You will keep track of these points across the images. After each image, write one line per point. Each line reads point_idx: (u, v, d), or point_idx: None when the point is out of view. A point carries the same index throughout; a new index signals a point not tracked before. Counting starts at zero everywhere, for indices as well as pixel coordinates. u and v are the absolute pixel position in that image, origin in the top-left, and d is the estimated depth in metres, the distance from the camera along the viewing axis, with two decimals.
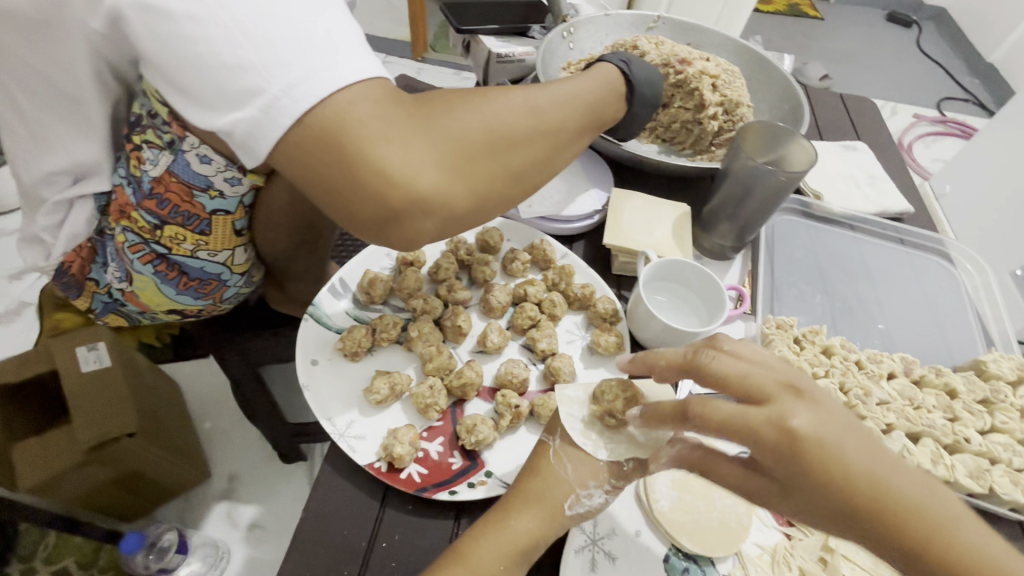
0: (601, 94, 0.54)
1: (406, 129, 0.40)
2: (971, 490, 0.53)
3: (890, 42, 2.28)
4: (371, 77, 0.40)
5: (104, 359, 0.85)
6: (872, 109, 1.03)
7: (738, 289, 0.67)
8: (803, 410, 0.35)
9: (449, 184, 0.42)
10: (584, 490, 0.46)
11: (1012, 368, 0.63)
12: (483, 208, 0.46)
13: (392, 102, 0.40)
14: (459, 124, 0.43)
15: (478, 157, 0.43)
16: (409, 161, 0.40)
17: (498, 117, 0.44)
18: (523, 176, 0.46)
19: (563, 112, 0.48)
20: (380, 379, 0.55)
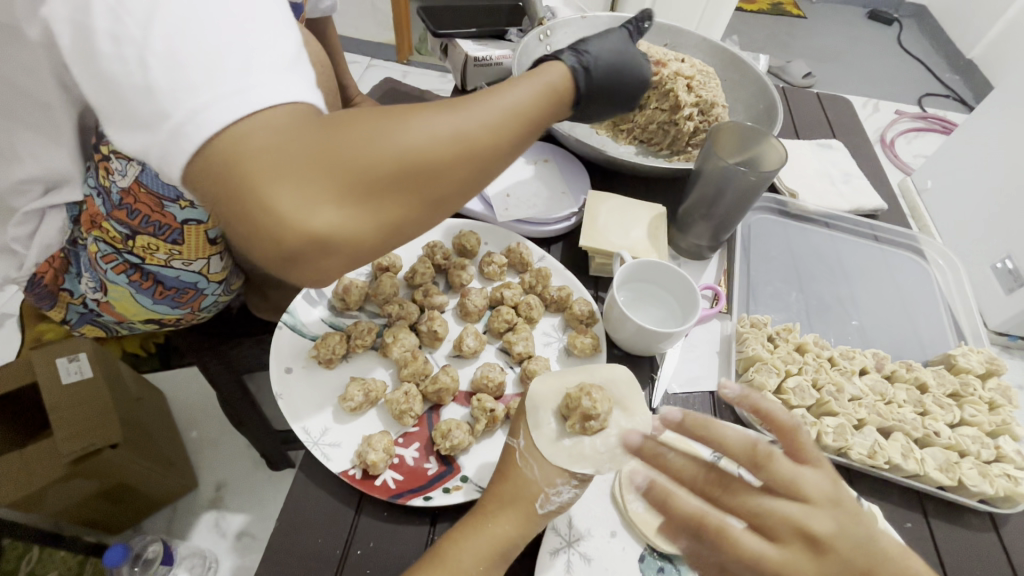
0: (548, 98, 0.48)
1: (307, 162, 0.36)
2: (941, 483, 0.54)
3: (872, 40, 2.31)
4: (281, 101, 0.36)
5: (86, 370, 0.84)
6: (847, 108, 1.04)
7: (713, 289, 0.69)
8: (826, 518, 0.36)
9: (351, 222, 0.38)
10: (552, 488, 0.45)
11: (982, 361, 0.64)
12: (396, 239, 0.42)
13: (296, 128, 0.36)
14: (370, 151, 0.38)
15: (389, 189, 0.39)
16: (306, 198, 0.36)
17: (419, 138, 0.40)
18: (442, 202, 0.42)
19: (496, 129, 0.43)
20: (355, 385, 0.55)
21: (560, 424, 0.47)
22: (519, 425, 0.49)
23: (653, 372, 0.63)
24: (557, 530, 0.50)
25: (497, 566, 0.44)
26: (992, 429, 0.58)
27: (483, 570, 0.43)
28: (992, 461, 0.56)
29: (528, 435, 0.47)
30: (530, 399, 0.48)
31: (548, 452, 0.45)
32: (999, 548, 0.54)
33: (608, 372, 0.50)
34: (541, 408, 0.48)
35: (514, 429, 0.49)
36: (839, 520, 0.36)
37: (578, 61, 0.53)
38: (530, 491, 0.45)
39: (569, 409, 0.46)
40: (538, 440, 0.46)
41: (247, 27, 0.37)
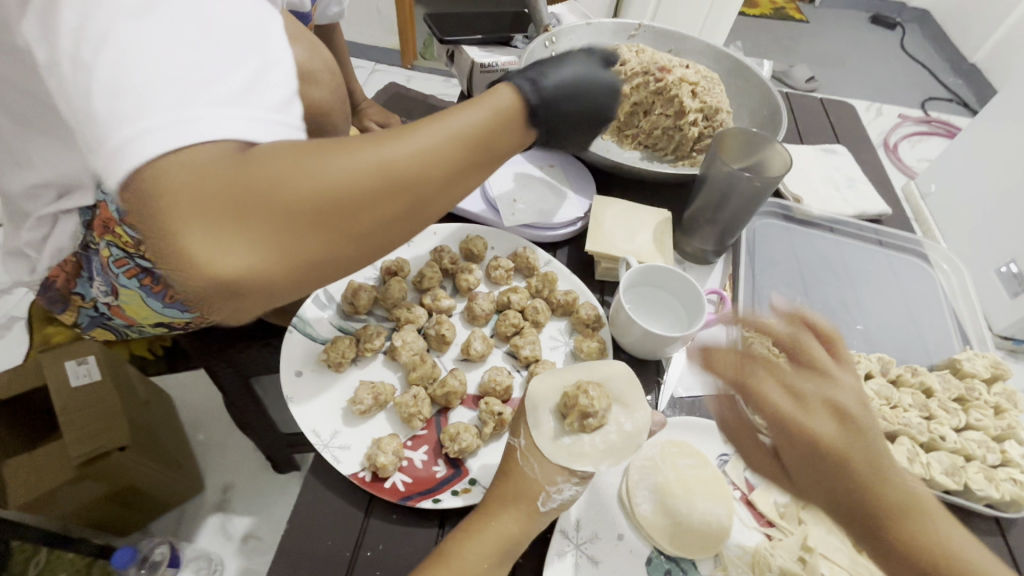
0: (507, 119, 0.43)
1: (218, 201, 0.31)
2: (947, 488, 0.54)
3: (875, 44, 2.32)
4: (208, 134, 0.32)
5: (94, 373, 0.85)
6: (851, 113, 1.04)
7: (718, 293, 0.70)
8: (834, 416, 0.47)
9: (260, 267, 0.33)
10: (553, 487, 0.46)
11: (987, 366, 0.64)
12: (326, 279, 0.38)
13: (214, 161, 0.32)
14: (292, 188, 0.33)
15: (312, 230, 0.34)
16: (214, 241, 0.32)
17: (346, 171, 0.35)
18: (378, 240, 0.38)
19: (437, 159, 0.38)
20: (364, 389, 0.56)
21: (559, 422, 0.47)
22: (520, 424, 0.49)
23: (658, 375, 0.64)
24: (564, 532, 0.50)
25: (501, 564, 0.44)
26: (998, 433, 0.58)
27: (487, 569, 0.43)
28: (998, 466, 0.57)
29: (528, 434, 0.47)
30: (529, 397, 0.49)
31: (547, 449, 0.46)
32: (1006, 553, 0.54)
33: (608, 369, 0.50)
34: (541, 407, 0.48)
35: (515, 428, 0.49)
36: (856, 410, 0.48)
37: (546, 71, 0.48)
38: (531, 491, 0.46)
39: (567, 408, 0.47)
40: (538, 439, 0.46)
41: (206, 52, 0.33)
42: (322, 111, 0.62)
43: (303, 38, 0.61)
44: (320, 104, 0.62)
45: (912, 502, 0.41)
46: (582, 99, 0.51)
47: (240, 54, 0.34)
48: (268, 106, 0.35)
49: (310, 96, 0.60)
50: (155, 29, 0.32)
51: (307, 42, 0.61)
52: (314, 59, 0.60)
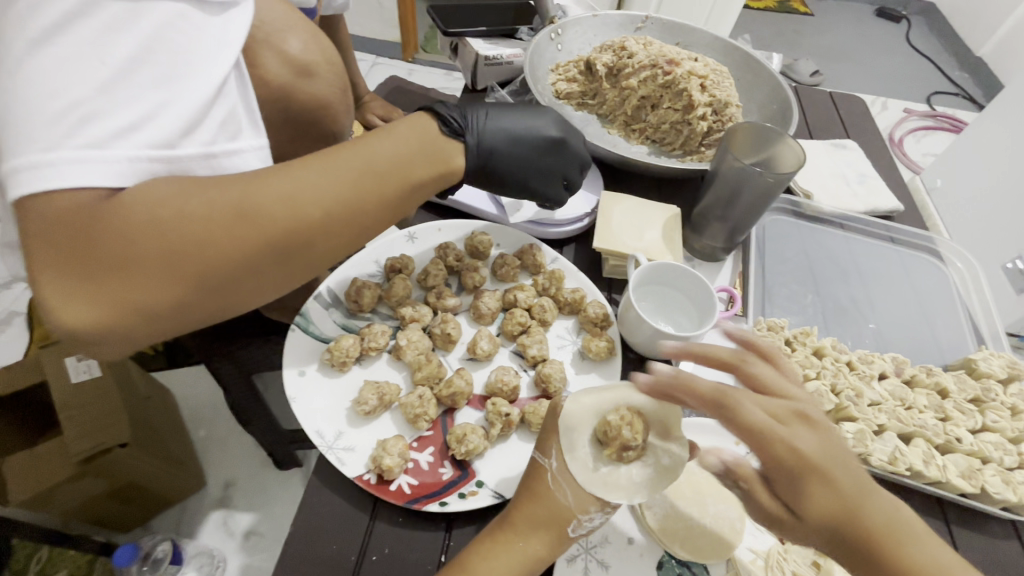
0: (405, 161, 0.46)
1: (75, 252, 0.33)
2: (964, 490, 0.53)
3: (881, 37, 2.29)
4: (75, 183, 0.33)
5: (95, 370, 0.84)
6: (861, 107, 1.03)
7: (728, 291, 0.68)
8: (807, 435, 0.38)
9: (112, 318, 0.34)
10: (585, 515, 0.44)
11: (1004, 366, 0.63)
12: (191, 321, 0.39)
13: (74, 207, 0.33)
14: (139, 238, 0.34)
15: (167, 281, 0.35)
16: (65, 289, 0.34)
17: (213, 221, 0.36)
18: (239, 279, 0.38)
19: (316, 205, 0.40)
20: (369, 389, 0.55)
21: (596, 448, 0.45)
22: (551, 446, 0.46)
23: None
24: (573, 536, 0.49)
25: None
26: (1015, 435, 0.57)
27: None
28: (1015, 468, 0.56)
29: (561, 457, 0.45)
30: (564, 417, 0.46)
31: (583, 479, 0.43)
32: (1021, 556, 0.53)
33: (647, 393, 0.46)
34: (576, 430, 0.45)
35: (545, 447, 0.46)
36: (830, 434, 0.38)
37: (478, 115, 0.57)
38: (564, 516, 0.44)
39: (607, 437, 0.44)
40: (573, 465, 0.44)
41: (92, 88, 0.33)
42: (321, 105, 0.61)
43: (302, 29, 0.59)
44: (319, 98, 0.60)
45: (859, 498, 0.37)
46: (519, 150, 0.60)
47: (135, 91, 0.35)
48: (152, 145, 0.36)
49: (309, 90, 0.59)
50: (47, 65, 0.33)
51: (305, 33, 0.59)
52: (313, 51, 0.59)
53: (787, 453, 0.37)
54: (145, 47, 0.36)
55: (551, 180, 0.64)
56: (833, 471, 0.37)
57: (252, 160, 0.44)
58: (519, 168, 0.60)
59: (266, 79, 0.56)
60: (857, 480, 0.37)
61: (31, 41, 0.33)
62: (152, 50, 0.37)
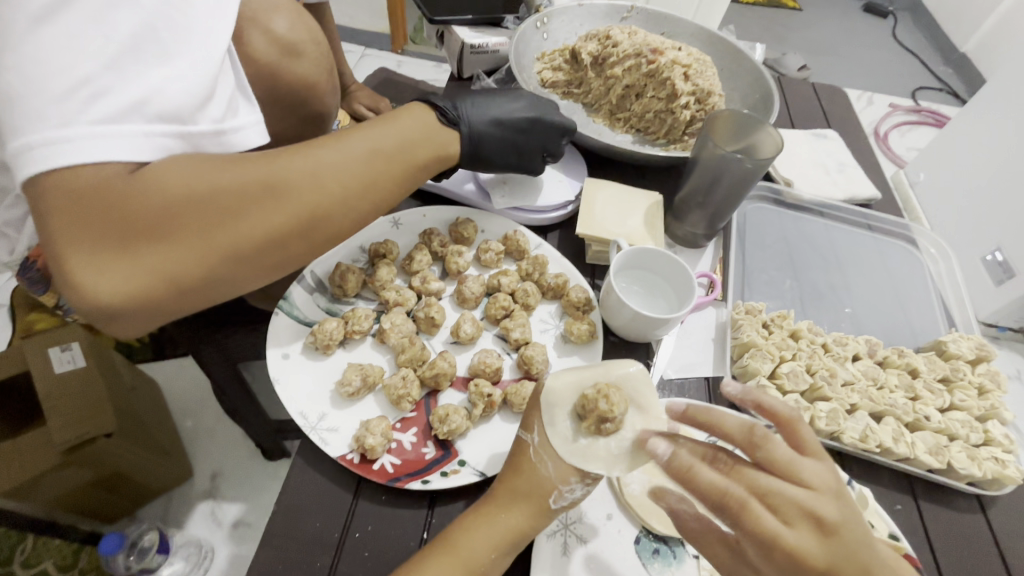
0: (405, 145, 0.50)
1: (103, 224, 0.34)
2: (931, 466, 0.54)
3: (867, 33, 2.31)
4: (97, 158, 0.35)
5: (79, 360, 0.84)
6: (843, 98, 1.04)
7: (709, 276, 0.69)
8: (808, 538, 0.36)
9: (142, 289, 0.36)
10: (566, 486, 0.45)
11: (972, 347, 0.64)
12: (212, 294, 0.40)
13: (96, 181, 0.34)
14: (168, 211, 0.36)
15: (197, 253, 0.37)
16: (91, 262, 0.34)
17: (238, 198, 0.39)
18: (260, 250, 0.41)
19: (334, 182, 0.44)
20: (352, 370, 0.55)
21: (575, 423, 0.45)
22: (533, 421, 0.48)
23: (649, 358, 0.63)
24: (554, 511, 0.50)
25: (505, 558, 0.45)
26: (981, 413, 0.59)
27: (494, 557, 0.44)
28: (980, 445, 0.57)
29: (543, 431, 0.46)
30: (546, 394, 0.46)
31: (563, 451, 0.44)
32: (985, 530, 0.55)
33: (624, 369, 0.47)
34: (557, 406, 0.46)
35: (527, 424, 0.48)
36: (841, 509, 0.38)
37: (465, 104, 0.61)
38: (544, 488, 0.45)
39: (585, 411, 0.45)
40: (553, 438, 0.45)
41: (96, 65, 0.35)
42: (307, 86, 0.61)
43: (286, 9, 0.59)
44: (306, 78, 0.61)
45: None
46: (506, 133, 0.63)
47: (138, 66, 0.37)
48: (159, 119, 0.38)
49: (295, 70, 0.59)
50: (47, 42, 0.34)
51: (291, 14, 0.59)
52: (298, 30, 0.59)
53: (789, 560, 0.36)
54: (146, 24, 0.38)
55: (535, 150, 0.65)
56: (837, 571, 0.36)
57: (252, 136, 0.46)
58: (504, 144, 0.63)
59: (253, 58, 0.55)
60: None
61: (32, 17, 0.34)
62: (150, 31, 0.38)
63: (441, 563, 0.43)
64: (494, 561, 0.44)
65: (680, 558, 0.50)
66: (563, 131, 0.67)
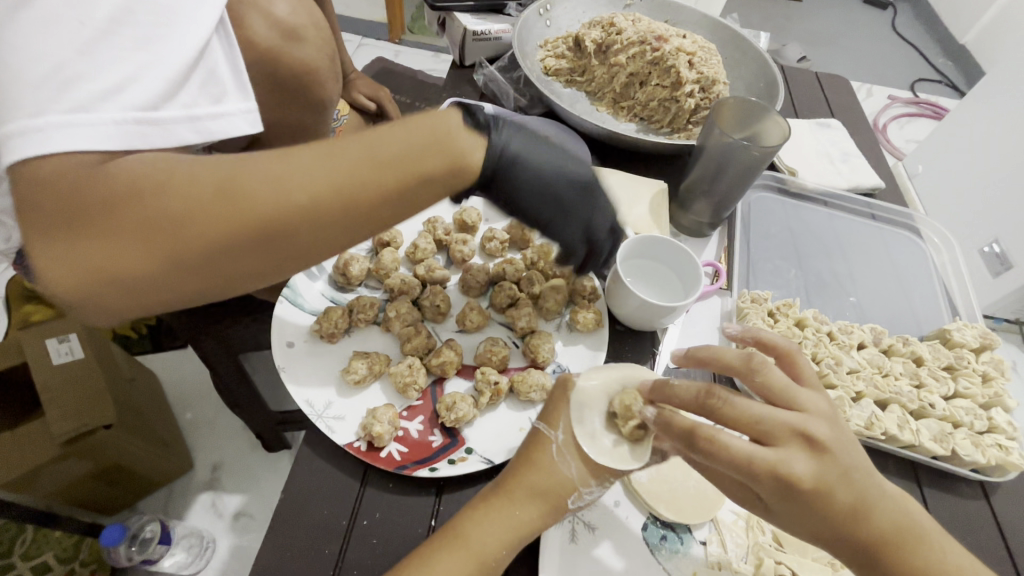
0: (413, 149, 0.38)
1: (49, 220, 0.31)
2: (935, 453, 0.55)
3: (867, 24, 2.30)
4: (58, 148, 0.32)
5: (76, 351, 0.83)
6: (846, 87, 1.04)
7: (714, 265, 0.69)
8: (802, 460, 0.36)
9: (82, 291, 0.32)
10: (587, 488, 0.46)
11: (976, 335, 0.65)
12: (169, 301, 0.35)
13: (56, 174, 0.32)
14: (111, 211, 0.32)
15: (137, 260, 0.32)
16: (39, 258, 0.32)
17: (189, 202, 0.33)
18: (211, 264, 0.34)
19: (309, 192, 0.35)
20: (358, 358, 0.55)
21: (604, 424, 0.47)
22: (558, 417, 0.47)
23: (654, 347, 0.63)
24: None
25: (515, 548, 0.45)
26: (985, 400, 0.60)
27: (505, 550, 0.44)
28: (984, 432, 0.58)
29: (570, 430, 0.47)
30: (579, 393, 0.48)
31: (594, 451, 0.45)
32: (987, 516, 0.55)
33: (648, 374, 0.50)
34: (588, 406, 0.47)
35: (552, 419, 0.47)
36: (833, 429, 0.38)
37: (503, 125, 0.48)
38: (564, 488, 0.45)
39: (616, 414, 0.46)
40: (582, 438, 0.46)
41: (71, 51, 0.33)
42: (309, 71, 0.60)
43: None
44: (308, 64, 0.60)
45: (858, 506, 0.37)
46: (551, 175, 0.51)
47: (115, 51, 0.35)
48: (135, 108, 0.35)
49: (296, 55, 0.58)
50: (22, 28, 0.32)
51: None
52: (299, 15, 0.58)
53: (777, 481, 0.36)
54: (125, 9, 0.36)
55: (572, 223, 0.54)
56: (829, 490, 0.36)
57: (240, 124, 0.45)
58: (539, 196, 0.51)
59: (254, 43, 0.54)
60: (857, 495, 0.37)
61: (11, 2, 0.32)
62: (128, 14, 0.36)
63: (452, 557, 0.42)
64: (505, 553, 0.44)
65: (686, 545, 0.50)
66: (609, 223, 0.56)
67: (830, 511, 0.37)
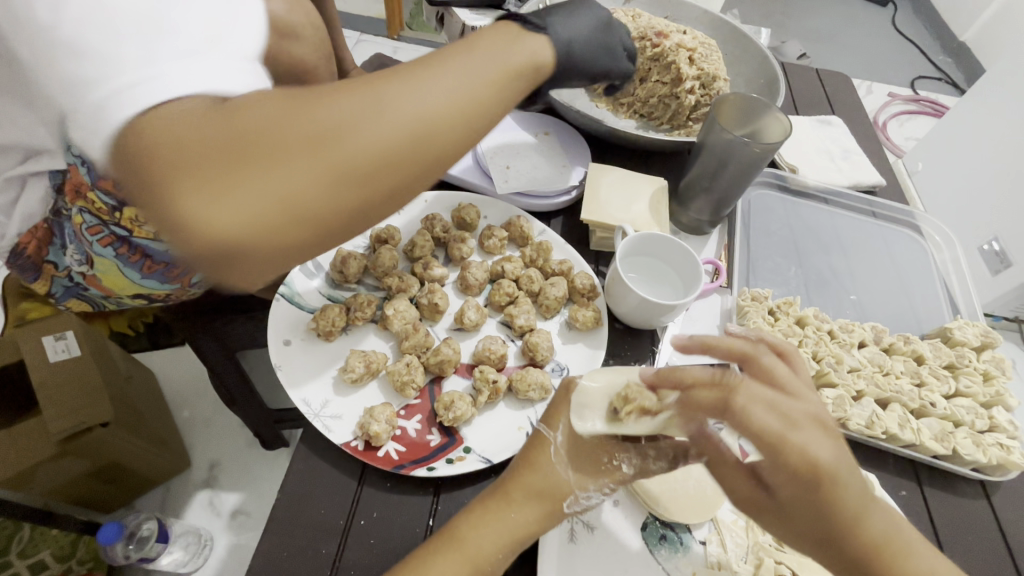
0: (510, 55, 0.41)
1: (208, 151, 0.31)
2: (936, 452, 0.55)
3: (867, 21, 2.29)
4: (187, 90, 0.31)
5: (73, 349, 0.82)
6: (847, 85, 1.03)
7: (714, 263, 0.68)
8: (822, 445, 0.35)
9: (263, 220, 0.31)
10: (584, 493, 0.47)
11: (977, 334, 0.64)
12: (339, 228, 0.35)
13: (195, 110, 0.31)
14: (273, 132, 0.32)
15: (315, 178, 0.32)
16: (203, 194, 0.30)
17: (345, 115, 0.34)
18: (377, 175, 0.34)
19: (444, 94, 0.37)
20: (356, 357, 0.55)
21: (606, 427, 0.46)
22: (558, 419, 0.49)
23: (654, 345, 0.63)
24: None
25: (514, 553, 0.44)
26: (986, 399, 0.59)
27: (503, 554, 0.44)
28: (985, 431, 0.58)
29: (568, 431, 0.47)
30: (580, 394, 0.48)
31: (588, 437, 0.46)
32: (988, 515, 0.55)
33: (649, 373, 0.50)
34: (588, 406, 0.48)
35: (551, 420, 0.49)
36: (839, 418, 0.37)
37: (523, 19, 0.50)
38: (561, 490, 0.46)
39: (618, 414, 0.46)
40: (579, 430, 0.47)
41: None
42: (306, 69, 0.60)
43: None
44: (305, 61, 0.59)
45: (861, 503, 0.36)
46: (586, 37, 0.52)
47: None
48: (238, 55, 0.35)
49: (293, 52, 0.57)
50: None
51: None
52: (296, 11, 0.57)
53: (800, 461, 0.34)
54: None
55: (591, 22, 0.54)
56: (842, 481, 0.35)
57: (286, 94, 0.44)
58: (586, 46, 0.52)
59: None
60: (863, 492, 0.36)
61: None
62: None
63: (450, 559, 0.42)
64: (503, 557, 0.44)
65: (687, 544, 0.50)
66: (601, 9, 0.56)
67: (838, 506, 0.35)
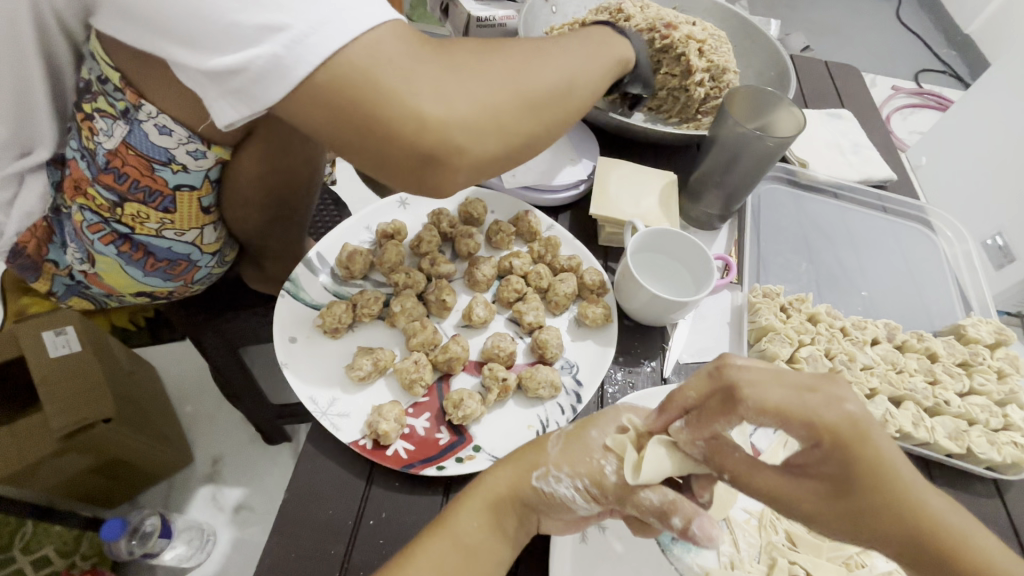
0: (595, 43, 0.56)
1: (432, 71, 0.41)
2: (950, 451, 0.54)
3: (871, 13, 2.27)
4: (393, 20, 0.40)
5: (74, 344, 0.80)
6: (857, 78, 1.01)
7: (724, 259, 0.68)
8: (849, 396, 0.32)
9: (473, 123, 0.43)
10: (553, 471, 0.44)
11: (991, 331, 0.63)
12: (511, 143, 0.47)
13: (411, 40, 0.41)
14: (468, 66, 0.43)
15: (502, 100, 0.44)
16: (434, 101, 0.40)
17: (511, 60, 0.46)
18: (536, 105, 0.47)
19: (565, 58, 0.51)
20: (364, 355, 0.54)
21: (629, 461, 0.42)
22: None
23: (664, 343, 0.62)
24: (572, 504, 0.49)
25: (492, 524, 0.44)
26: (1001, 398, 0.59)
27: (480, 523, 0.43)
28: (1000, 429, 0.57)
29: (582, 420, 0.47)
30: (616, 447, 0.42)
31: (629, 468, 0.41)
32: (1001, 514, 0.54)
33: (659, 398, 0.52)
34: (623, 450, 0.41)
35: None
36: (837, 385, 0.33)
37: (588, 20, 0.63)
38: (536, 458, 0.45)
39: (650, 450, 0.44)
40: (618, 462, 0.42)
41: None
42: None
43: None
44: None
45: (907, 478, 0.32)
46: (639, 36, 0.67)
47: None
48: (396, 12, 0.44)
49: None
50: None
51: None
52: None
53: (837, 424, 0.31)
54: None
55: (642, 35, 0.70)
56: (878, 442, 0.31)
57: None
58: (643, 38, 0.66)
59: None
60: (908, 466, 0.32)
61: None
62: None
63: (427, 521, 0.44)
64: (480, 527, 0.43)
65: (699, 544, 0.49)
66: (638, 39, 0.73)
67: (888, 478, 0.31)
